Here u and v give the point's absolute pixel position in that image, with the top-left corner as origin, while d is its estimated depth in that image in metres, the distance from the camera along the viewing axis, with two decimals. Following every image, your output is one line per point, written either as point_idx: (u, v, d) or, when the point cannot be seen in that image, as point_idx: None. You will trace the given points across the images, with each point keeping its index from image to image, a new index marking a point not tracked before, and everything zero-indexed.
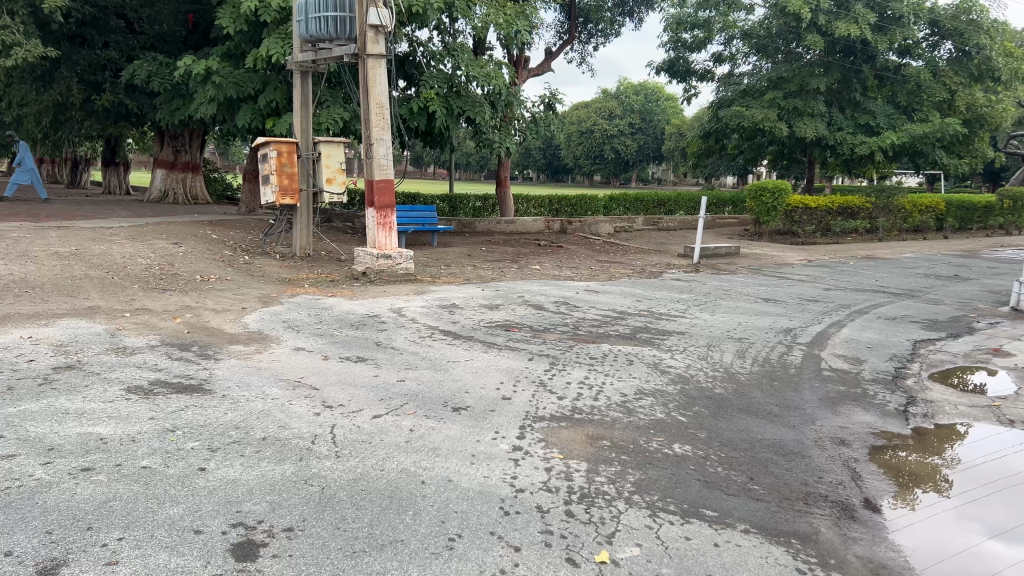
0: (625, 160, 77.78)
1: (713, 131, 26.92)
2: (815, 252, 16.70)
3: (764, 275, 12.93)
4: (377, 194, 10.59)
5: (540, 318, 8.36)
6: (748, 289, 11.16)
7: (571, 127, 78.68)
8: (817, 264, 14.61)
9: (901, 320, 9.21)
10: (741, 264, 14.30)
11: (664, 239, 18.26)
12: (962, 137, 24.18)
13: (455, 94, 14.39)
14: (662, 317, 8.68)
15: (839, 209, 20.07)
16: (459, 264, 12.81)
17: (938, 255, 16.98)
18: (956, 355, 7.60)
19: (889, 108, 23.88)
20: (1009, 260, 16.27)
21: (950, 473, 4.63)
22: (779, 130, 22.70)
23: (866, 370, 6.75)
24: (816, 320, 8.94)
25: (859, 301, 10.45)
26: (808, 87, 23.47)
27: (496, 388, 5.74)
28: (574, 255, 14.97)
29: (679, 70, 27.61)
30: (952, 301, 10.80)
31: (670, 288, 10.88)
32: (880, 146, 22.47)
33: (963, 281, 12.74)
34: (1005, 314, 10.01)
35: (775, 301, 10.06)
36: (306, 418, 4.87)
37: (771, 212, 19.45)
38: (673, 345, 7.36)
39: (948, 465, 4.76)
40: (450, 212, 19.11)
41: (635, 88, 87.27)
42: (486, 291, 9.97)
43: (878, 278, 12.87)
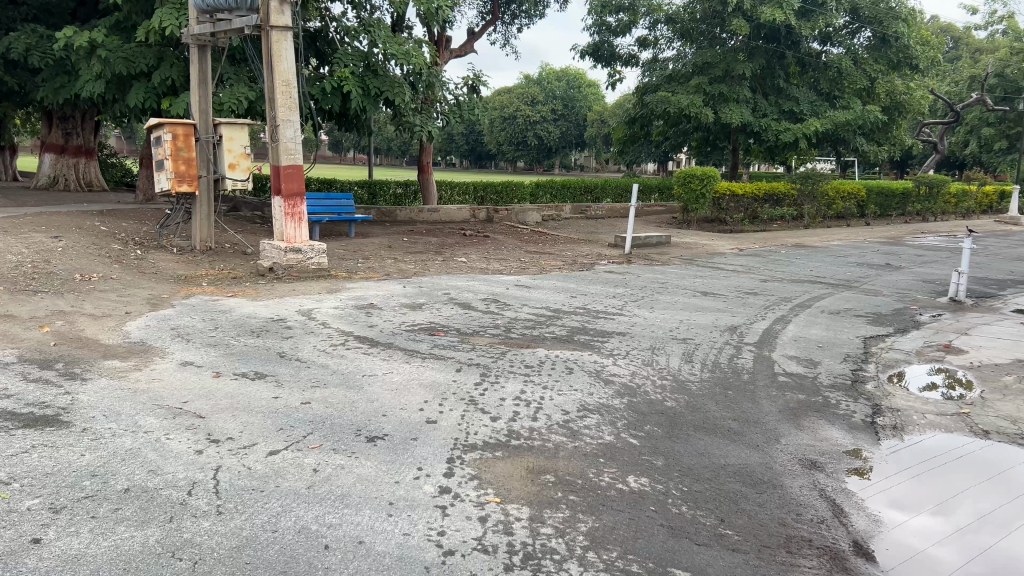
0: (547, 146, 77.46)
1: (638, 117, 26.53)
2: (745, 240, 16.43)
3: (698, 266, 12.48)
4: (284, 181, 9.60)
5: (468, 318, 7.60)
6: (684, 281, 10.65)
7: (493, 113, 77.81)
8: (748, 253, 14.30)
9: (844, 315, 8.82)
10: (674, 253, 13.85)
11: (593, 228, 17.71)
12: (881, 124, 24.46)
13: (372, 74, 13.40)
14: (599, 315, 8.02)
15: (765, 196, 19.93)
16: (379, 257, 11.92)
17: (865, 242, 16.99)
18: (908, 353, 7.20)
19: (812, 95, 24.06)
20: (933, 247, 16.34)
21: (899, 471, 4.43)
22: (705, 116, 22.43)
23: (822, 374, 6.23)
24: (759, 316, 8.45)
25: (799, 294, 10.06)
26: (732, 72, 23.32)
27: (419, 410, 4.94)
28: (502, 246, 14.27)
29: (604, 54, 27.09)
30: (890, 291, 10.54)
31: (604, 282, 10.26)
32: (805, 132, 22.49)
33: (895, 270, 12.58)
34: (944, 305, 9.77)
35: (714, 295, 9.56)
36: (184, 459, 3.97)
37: (699, 199, 19.00)
38: (614, 348, 6.70)
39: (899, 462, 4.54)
40: (370, 200, 18.10)
41: (557, 74, 87.09)
42: (408, 288, 9.13)
43: (812, 268, 12.59)
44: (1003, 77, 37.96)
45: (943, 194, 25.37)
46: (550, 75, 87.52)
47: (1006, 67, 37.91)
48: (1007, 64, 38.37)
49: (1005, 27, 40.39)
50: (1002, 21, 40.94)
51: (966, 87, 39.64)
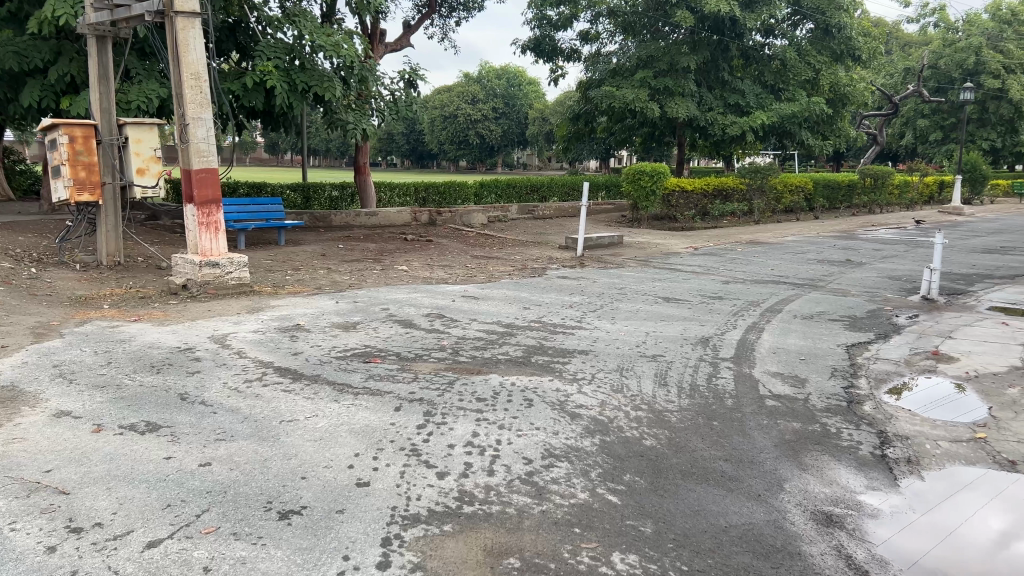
0: (489, 144, 76.69)
1: (582, 113, 25.86)
2: (698, 238, 15.84)
3: (655, 268, 11.79)
4: (197, 187, 8.51)
5: (408, 339, 6.67)
6: (643, 286, 9.89)
7: (434, 112, 76.61)
8: (704, 252, 13.68)
9: (818, 320, 8.16)
10: (628, 254, 13.15)
11: (541, 229, 16.92)
12: (827, 116, 24.29)
13: (299, 67, 12.31)
14: (557, 331, 7.18)
15: (716, 192, 19.41)
16: (310, 268, 10.87)
17: (819, 237, 16.59)
18: (897, 364, 6.53)
19: (757, 87, 23.74)
20: (887, 240, 16.02)
21: (929, 522, 3.70)
22: (651, 111, 21.81)
23: (812, 394, 5.49)
24: (729, 325, 7.71)
25: (767, 297, 9.39)
26: (677, 65, 22.79)
27: (348, 467, 4.02)
28: (446, 250, 13.36)
29: (546, 49, 26.29)
30: (858, 290, 9.98)
31: (558, 290, 9.43)
32: (752, 126, 22.11)
33: (858, 266, 12.06)
34: (917, 304, 9.21)
35: (677, 301, 8.82)
36: (27, 564, 2.98)
37: (649, 196, 18.36)
38: (576, 371, 5.85)
39: (923, 509, 3.82)
40: (304, 204, 16.98)
41: (497, 73, 86.56)
42: (341, 304, 8.15)
43: (772, 266, 12.02)
44: (936, 69, 38.55)
45: (889, 185, 25.32)
46: (489, 74, 86.79)
47: (939, 59, 38.52)
48: (940, 56, 39.00)
49: (937, 19, 41.08)
50: (934, 13, 41.63)
51: (901, 79, 40.16)
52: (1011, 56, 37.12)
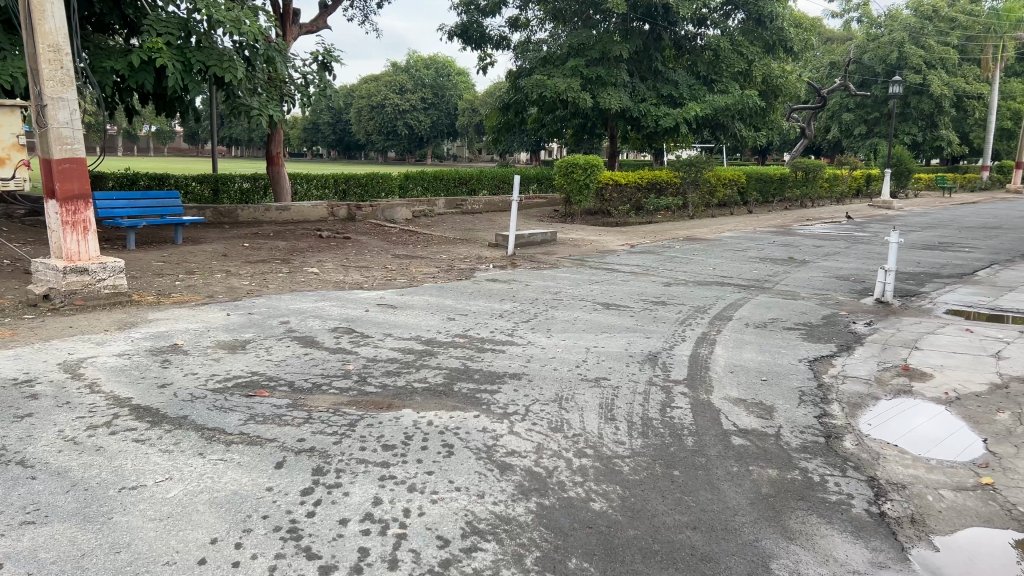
0: (418, 135, 75.11)
1: (512, 103, 24.91)
2: (634, 234, 15.07)
3: (592, 268, 10.96)
4: (58, 179, 7.22)
5: (307, 364, 5.60)
6: (580, 290, 9.03)
7: (361, 101, 74.58)
8: (641, 249, 12.92)
9: (773, 329, 7.40)
10: (562, 253, 12.29)
11: (469, 224, 15.92)
12: (760, 109, 23.93)
13: (194, 45, 10.97)
14: (485, 348, 6.20)
15: (649, 185, 18.80)
16: (206, 271, 9.61)
17: (756, 232, 16.09)
18: (868, 383, 5.77)
19: (690, 78, 23.26)
20: (824, 236, 15.60)
21: None
22: (583, 101, 20.99)
23: (784, 428, 4.65)
24: (677, 337, 6.88)
25: (713, 301, 8.62)
26: (609, 54, 22.02)
27: (198, 566, 2.95)
28: (365, 249, 12.20)
29: (474, 36, 25.10)
30: (808, 293, 9.33)
31: (486, 296, 8.44)
32: (685, 117, 21.55)
33: (802, 265, 11.46)
34: (873, 308, 8.59)
35: (616, 308, 7.97)
36: None
37: (583, 190, 17.41)
38: (507, 402, 4.89)
39: None
40: (210, 198, 15.56)
41: (426, 63, 85.11)
42: (232, 318, 6.99)
43: (714, 265, 11.33)
44: (861, 63, 39.02)
45: (820, 178, 25.15)
46: (417, 64, 85.13)
47: (863, 54, 38.99)
48: (864, 51, 39.57)
49: (860, 14, 41.57)
50: (858, 8, 42.13)
51: (827, 73, 40.57)
52: (931, 52, 37.81)
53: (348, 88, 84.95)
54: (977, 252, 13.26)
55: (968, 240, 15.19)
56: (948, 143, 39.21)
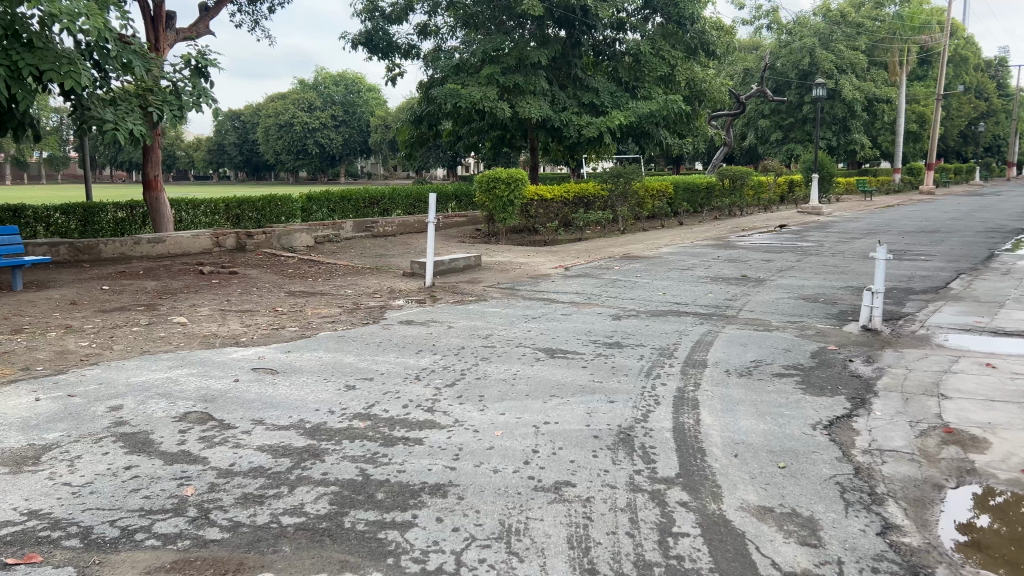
0: (329, 154, 72.46)
1: (424, 116, 23.15)
2: (566, 255, 13.54)
3: (525, 299, 9.34)
4: None
5: (123, 488, 3.73)
6: (514, 331, 7.39)
7: (268, 121, 71.44)
8: (577, 273, 11.42)
9: (760, 378, 5.89)
10: (489, 281, 10.65)
11: (380, 249, 14.09)
12: (684, 115, 22.84)
13: (22, 45, 8.88)
14: (395, 437, 4.46)
15: (576, 199, 17.39)
16: (38, 329, 7.52)
17: (696, 247, 14.82)
18: (917, 460, 4.28)
19: (611, 85, 22.02)
20: (768, 248, 14.43)
21: None
22: (501, 112, 19.38)
23: (848, 567, 3.08)
24: (649, 399, 5.26)
25: (677, 340, 7.09)
26: (526, 60, 20.49)
27: None
28: (253, 287, 10.27)
29: (380, 45, 23.27)
30: (782, 322, 7.94)
31: (397, 347, 6.68)
32: (609, 126, 20.21)
33: (760, 285, 10.12)
34: (864, 338, 7.22)
35: (563, 357, 6.34)
36: None
37: (506, 208, 15.80)
38: (426, 547, 3.16)
39: None
40: (77, 231, 13.33)
41: (335, 80, 82.58)
42: (42, 405, 5.03)
43: (663, 290, 9.88)
44: (774, 70, 38.87)
45: (747, 186, 24.24)
46: (325, 81, 82.44)
47: (776, 61, 38.85)
48: (777, 57, 39.50)
49: (770, 21, 41.45)
50: (767, 16, 42.07)
51: (741, 80, 40.39)
52: (841, 57, 37.92)
53: (253, 107, 81.50)
54: (933, 260, 12.23)
55: (915, 246, 14.26)
56: (861, 147, 39.50)
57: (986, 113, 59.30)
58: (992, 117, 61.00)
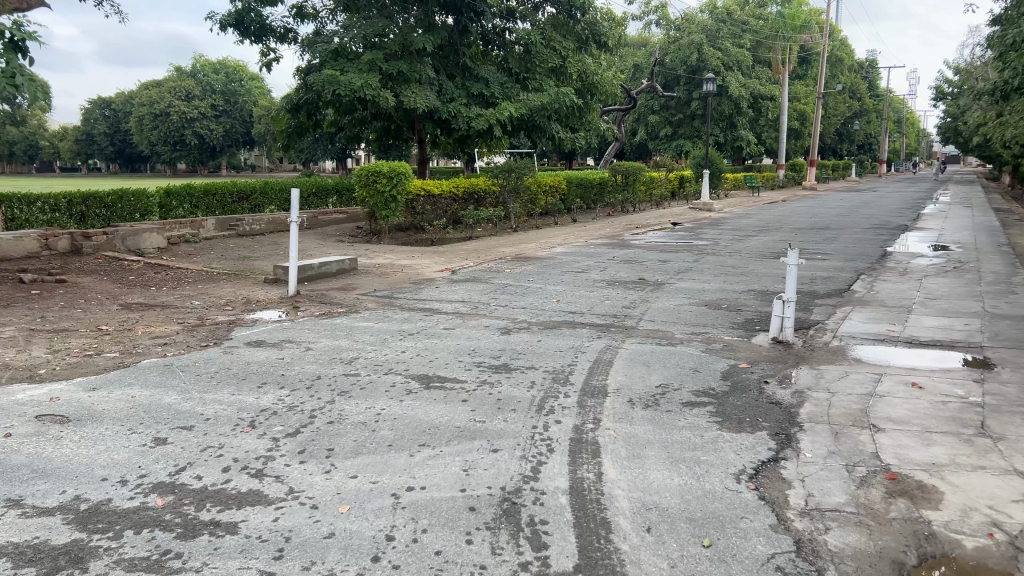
0: (209, 145, 68.64)
1: (303, 105, 21.53)
2: (453, 256, 12.50)
3: (402, 310, 8.24)
4: None
5: None
6: (384, 353, 6.28)
7: (142, 109, 66.97)
8: (463, 276, 10.41)
9: (669, 408, 5.02)
10: (364, 288, 9.49)
11: (246, 251, 12.64)
12: (576, 108, 22.17)
13: None
14: (199, 524, 3.30)
15: (465, 195, 16.37)
16: None
17: (591, 246, 14.07)
18: (863, 523, 3.47)
19: (501, 75, 21.05)
20: (664, 247, 13.84)
21: None
22: (384, 101, 18.10)
23: None
24: (542, 446, 4.28)
25: (573, 360, 6.14)
26: (411, 47, 19.28)
27: None
28: (81, 298, 8.73)
29: (252, 27, 21.49)
30: (686, 334, 7.17)
31: (237, 380, 5.46)
32: (499, 118, 19.24)
33: (660, 290, 9.38)
34: (775, 353, 6.51)
35: (439, 389, 5.28)
36: None
37: (389, 203, 14.49)
38: None
39: None
40: None
41: (215, 68, 78.45)
42: None
43: (557, 297, 8.98)
44: (664, 65, 39.03)
45: (640, 182, 23.81)
46: (204, 69, 78.22)
47: (665, 56, 39.01)
48: (666, 53, 39.62)
49: (659, 17, 41.60)
50: (656, 11, 42.17)
51: (632, 75, 40.35)
52: (727, 55, 38.45)
53: (125, 94, 76.41)
54: (830, 260, 11.89)
55: (809, 244, 13.99)
56: (747, 143, 40.31)
57: (860, 113, 62.07)
58: (864, 117, 64.08)
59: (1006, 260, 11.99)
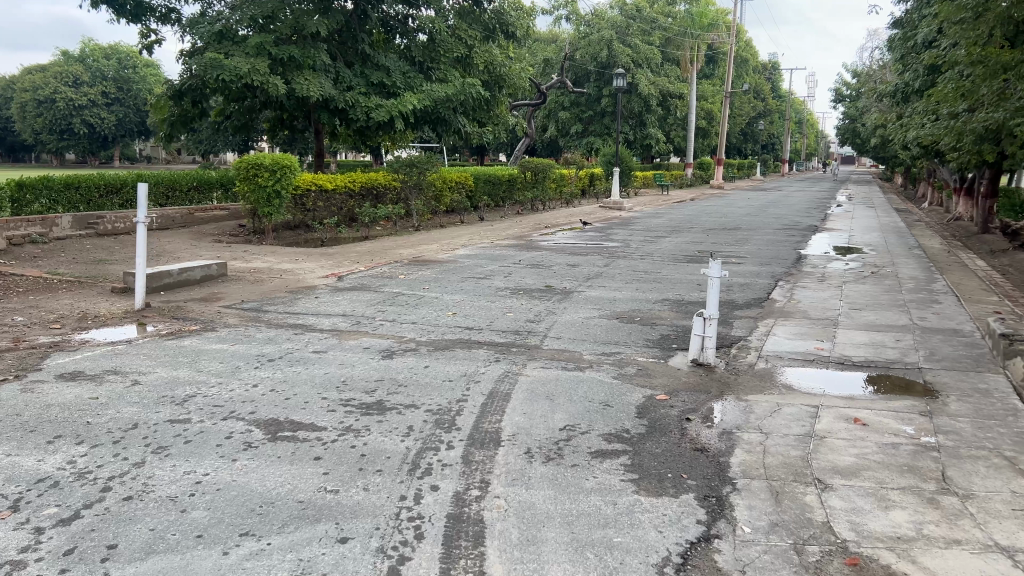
0: (99, 134, 64.54)
1: (188, 93, 19.75)
2: (343, 258, 11.31)
3: (269, 327, 7.06)
4: None
5: None
6: (232, 389, 5.11)
7: (23, 95, 62.32)
8: (349, 283, 9.28)
9: (574, 460, 4.06)
10: (231, 298, 8.25)
11: (103, 253, 11.11)
12: (483, 101, 21.14)
13: None
14: None
15: (362, 191, 15.15)
16: None
17: (496, 248, 13.11)
18: None
19: (403, 64, 19.81)
20: (574, 249, 13.01)
21: None
22: (273, 87, 16.61)
23: None
24: (410, 530, 3.23)
25: (463, 393, 5.13)
26: (304, 30, 17.82)
27: None
28: None
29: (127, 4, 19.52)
30: (596, 355, 6.26)
31: (21, 434, 4.20)
32: (400, 110, 18.02)
33: (567, 300, 8.49)
34: (697, 378, 5.67)
35: (288, 443, 4.17)
36: None
37: (273, 199, 13.13)
38: None
39: None
40: None
41: (106, 52, 74.01)
42: None
43: (452, 309, 7.96)
44: (573, 60, 38.48)
45: (550, 179, 22.99)
46: (93, 53, 73.41)
47: (575, 52, 38.40)
48: (577, 48, 39.06)
49: (569, 11, 40.98)
50: (566, 6, 41.56)
51: (542, 70, 39.57)
52: (637, 51, 38.20)
53: (4, 78, 71.07)
54: (745, 264, 11.27)
55: (721, 246, 13.42)
56: (656, 141, 40.24)
57: (763, 112, 63.40)
58: (769, 116, 65.51)
59: (920, 265, 11.66)
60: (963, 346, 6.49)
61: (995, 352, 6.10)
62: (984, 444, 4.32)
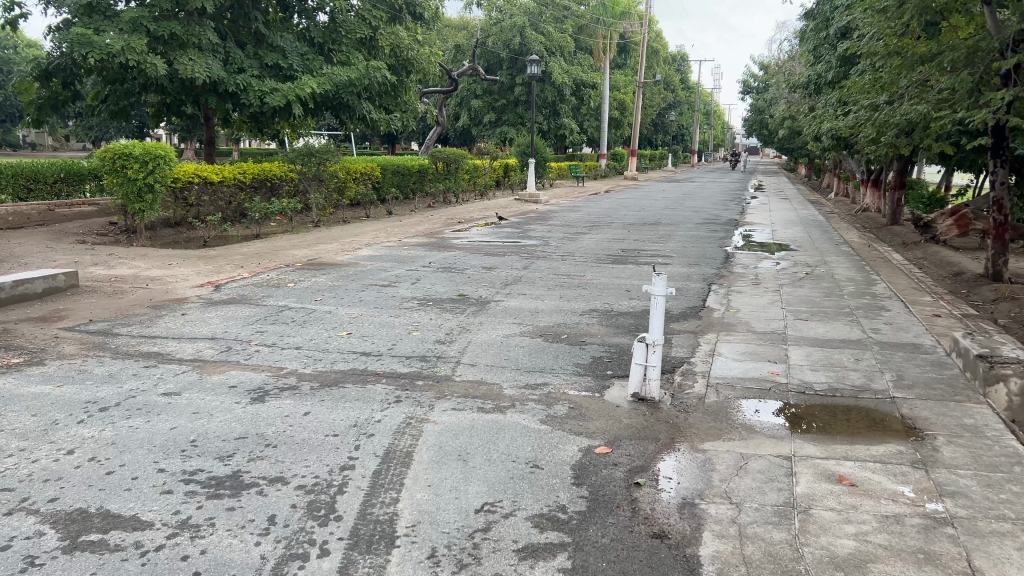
0: None
1: (56, 72, 17.65)
2: (226, 262, 9.90)
3: (114, 357, 5.71)
4: None
5: None
6: (35, 460, 3.79)
7: None
8: (228, 294, 7.95)
9: (494, 565, 2.96)
10: (75, 317, 6.83)
11: None
12: (389, 86, 19.78)
13: None
14: None
15: (254, 182, 13.67)
16: None
17: (402, 247, 11.91)
18: None
19: (300, 45, 18.26)
20: (488, 248, 11.92)
21: None
22: (150, 67, 14.84)
23: None
24: None
25: (350, 453, 3.97)
26: (186, 5, 16.04)
27: None
28: None
29: None
30: (519, 389, 5.19)
31: None
32: (297, 94, 16.49)
33: (482, 312, 7.40)
34: (641, 419, 4.68)
35: (89, 557, 2.93)
36: None
37: (145, 193, 11.53)
38: None
39: None
40: None
41: None
42: None
43: (346, 327, 6.76)
44: (485, 47, 37.32)
45: (462, 170, 21.83)
46: None
47: (487, 37, 37.20)
48: (489, 33, 37.91)
49: None
50: None
51: (453, 57, 38.25)
52: (549, 39, 37.32)
53: None
54: (674, 266, 10.44)
55: (645, 244, 12.59)
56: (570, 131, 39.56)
57: (674, 104, 63.78)
58: (679, 108, 66.05)
59: (851, 263, 11.11)
60: (930, 367, 5.73)
61: (972, 375, 5.34)
62: (1004, 513, 3.46)
